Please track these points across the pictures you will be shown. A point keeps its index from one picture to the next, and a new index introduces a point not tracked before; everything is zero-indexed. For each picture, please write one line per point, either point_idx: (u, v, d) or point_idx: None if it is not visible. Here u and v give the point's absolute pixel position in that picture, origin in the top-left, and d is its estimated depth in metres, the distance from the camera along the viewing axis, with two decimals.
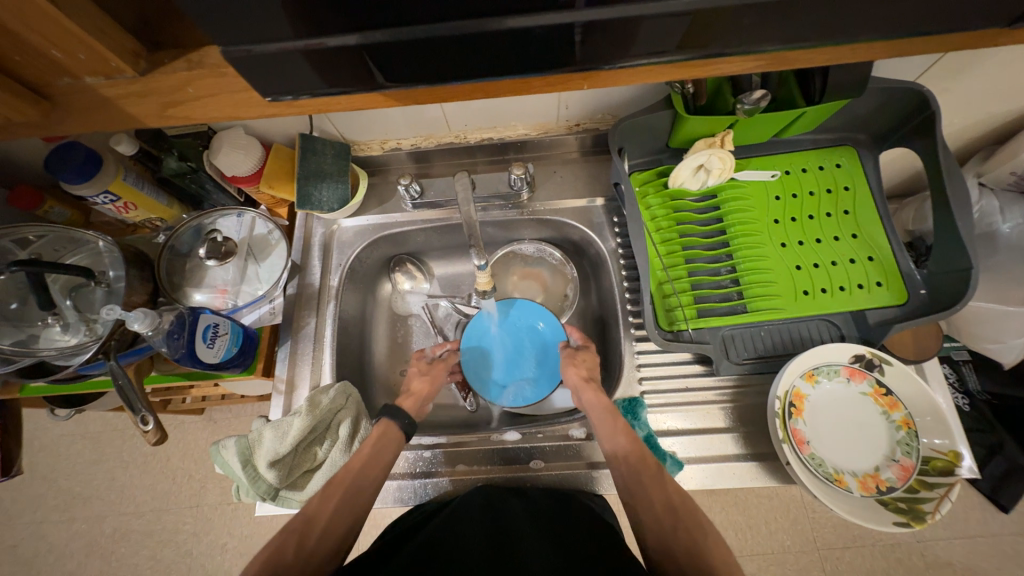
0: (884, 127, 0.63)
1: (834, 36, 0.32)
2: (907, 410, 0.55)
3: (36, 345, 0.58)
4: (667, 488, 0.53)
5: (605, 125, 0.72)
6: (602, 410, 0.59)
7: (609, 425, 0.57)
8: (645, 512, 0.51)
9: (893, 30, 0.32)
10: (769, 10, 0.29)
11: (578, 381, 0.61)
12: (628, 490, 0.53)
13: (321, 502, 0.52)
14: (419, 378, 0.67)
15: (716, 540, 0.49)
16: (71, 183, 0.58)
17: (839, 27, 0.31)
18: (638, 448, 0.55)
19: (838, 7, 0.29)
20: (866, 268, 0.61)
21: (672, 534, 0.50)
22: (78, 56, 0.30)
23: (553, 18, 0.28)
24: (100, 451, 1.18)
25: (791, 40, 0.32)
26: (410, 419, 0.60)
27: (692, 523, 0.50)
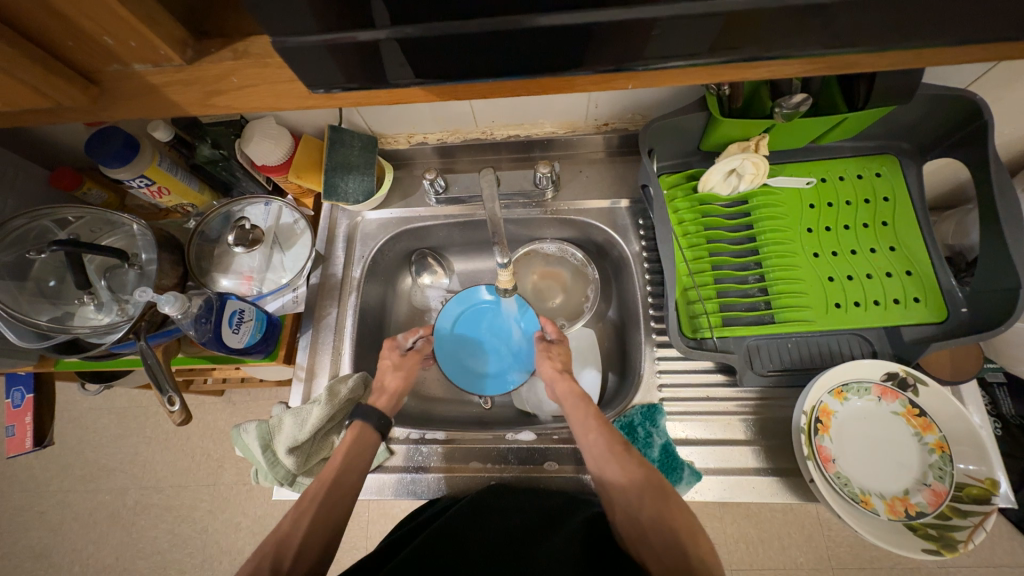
0: (930, 136, 0.61)
1: (893, 41, 0.30)
2: (942, 433, 0.53)
3: (71, 322, 0.60)
4: (633, 466, 0.53)
5: (634, 125, 0.71)
6: (574, 398, 0.60)
7: (580, 414, 0.58)
8: (621, 498, 0.52)
9: (957, 37, 0.30)
10: (829, 12, 0.28)
11: (552, 373, 0.63)
12: (599, 471, 0.54)
13: (293, 523, 0.50)
14: (393, 374, 0.65)
15: (687, 521, 0.49)
16: (110, 167, 0.60)
17: (899, 31, 0.29)
18: (607, 436, 0.55)
19: (899, 10, 0.28)
20: (904, 283, 0.59)
21: (640, 506, 0.50)
22: (129, 44, 0.30)
23: (602, 17, 0.28)
24: (125, 426, 1.22)
25: (845, 45, 0.30)
26: (381, 418, 0.59)
27: (665, 503, 0.50)
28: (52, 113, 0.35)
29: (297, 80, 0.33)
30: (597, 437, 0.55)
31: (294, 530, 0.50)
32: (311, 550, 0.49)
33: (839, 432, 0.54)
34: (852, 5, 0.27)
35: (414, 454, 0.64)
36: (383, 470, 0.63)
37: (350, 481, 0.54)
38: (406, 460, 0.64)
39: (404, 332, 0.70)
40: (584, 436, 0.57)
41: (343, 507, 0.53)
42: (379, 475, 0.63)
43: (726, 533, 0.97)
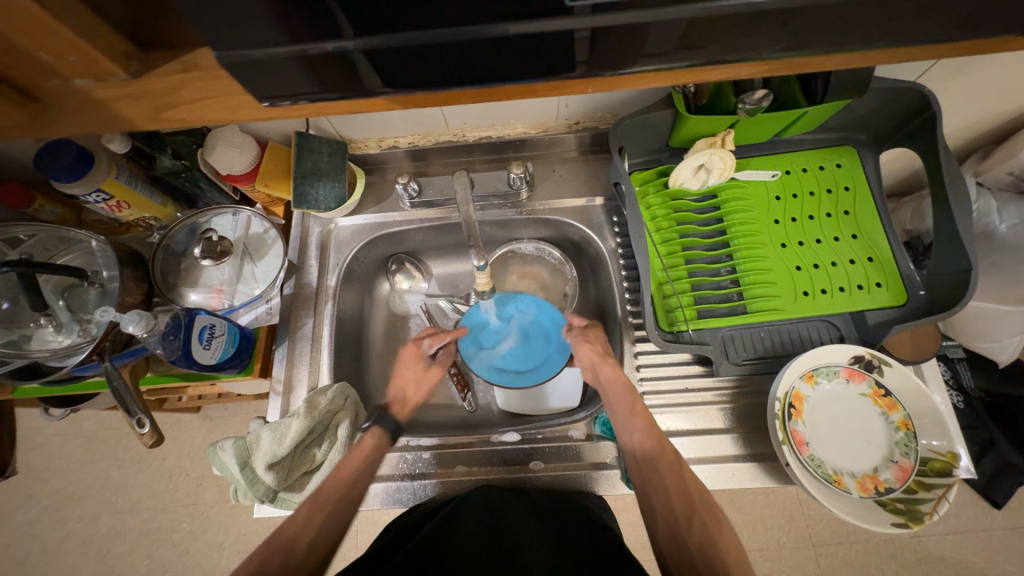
0: (885, 127, 0.63)
1: (845, 43, 0.31)
2: (906, 411, 0.56)
3: (28, 346, 0.57)
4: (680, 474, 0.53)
5: (605, 123, 0.72)
6: (620, 388, 0.60)
7: (625, 405, 0.58)
8: (662, 501, 0.51)
9: (898, 38, 0.31)
10: (777, 17, 0.29)
11: (594, 358, 0.62)
12: (641, 469, 0.54)
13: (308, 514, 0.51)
14: (415, 387, 0.66)
15: (732, 545, 0.48)
16: (63, 182, 0.57)
17: (852, 33, 0.30)
18: (652, 434, 0.56)
19: (849, 13, 0.29)
20: (866, 269, 0.61)
21: (687, 522, 0.49)
22: (68, 58, 0.29)
23: (560, 24, 0.28)
24: (95, 451, 1.17)
25: (800, 48, 0.31)
26: (396, 426, 0.61)
27: (705, 511, 0.50)
28: None
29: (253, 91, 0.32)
30: (643, 433, 0.55)
31: (304, 526, 0.50)
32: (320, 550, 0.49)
33: (855, 420, 0.57)
34: (799, 8, 0.28)
35: (398, 462, 0.63)
36: None
37: (358, 490, 0.54)
38: (392, 469, 0.63)
39: (430, 338, 0.68)
40: (629, 429, 0.56)
41: (346, 516, 0.52)
42: None
43: None
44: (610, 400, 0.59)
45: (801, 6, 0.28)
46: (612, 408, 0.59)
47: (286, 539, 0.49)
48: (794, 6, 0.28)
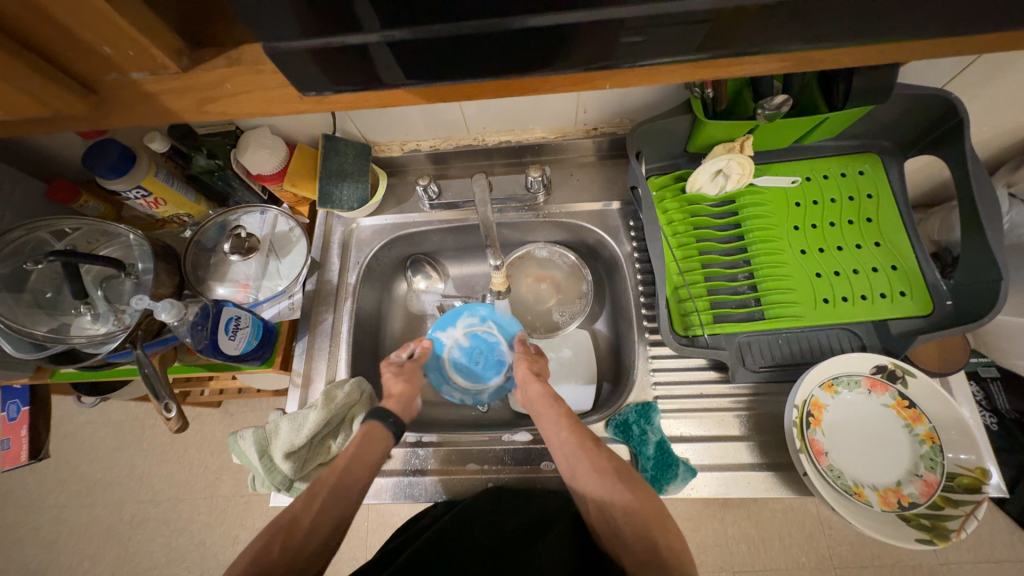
0: (910, 134, 0.62)
1: (873, 34, 0.31)
2: (931, 424, 0.54)
3: (68, 333, 0.60)
4: (603, 459, 0.54)
5: (623, 129, 0.73)
6: (546, 398, 0.61)
7: (550, 415, 0.58)
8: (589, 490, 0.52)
9: (920, 31, 0.31)
10: (797, 9, 0.29)
11: (526, 375, 0.63)
12: (570, 467, 0.54)
13: (305, 503, 0.49)
14: (396, 380, 0.64)
15: (658, 517, 0.49)
16: (106, 178, 0.61)
17: (878, 25, 0.30)
18: (577, 435, 0.56)
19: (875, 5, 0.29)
20: (890, 277, 0.60)
21: (613, 502, 0.50)
22: (127, 53, 0.31)
23: (581, 16, 0.28)
24: (122, 440, 1.22)
25: (823, 41, 0.31)
26: (394, 418, 0.58)
27: (633, 492, 0.50)
28: (48, 121, 0.35)
29: (290, 85, 0.34)
30: (569, 435, 0.56)
31: (305, 508, 0.48)
32: (321, 531, 0.48)
33: (834, 445, 0.54)
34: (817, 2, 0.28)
35: (410, 457, 0.64)
36: (382, 474, 0.63)
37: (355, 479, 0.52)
38: (405, 464, 0.64)
39: (397, 350, 0.70)
40: (555, 434, 0.57)
41: (349, 499, 0.51)
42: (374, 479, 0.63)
43: (727, 534, 0.97)
44: (538, 413, 0.60)
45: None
46: (539, 420, 0.60)
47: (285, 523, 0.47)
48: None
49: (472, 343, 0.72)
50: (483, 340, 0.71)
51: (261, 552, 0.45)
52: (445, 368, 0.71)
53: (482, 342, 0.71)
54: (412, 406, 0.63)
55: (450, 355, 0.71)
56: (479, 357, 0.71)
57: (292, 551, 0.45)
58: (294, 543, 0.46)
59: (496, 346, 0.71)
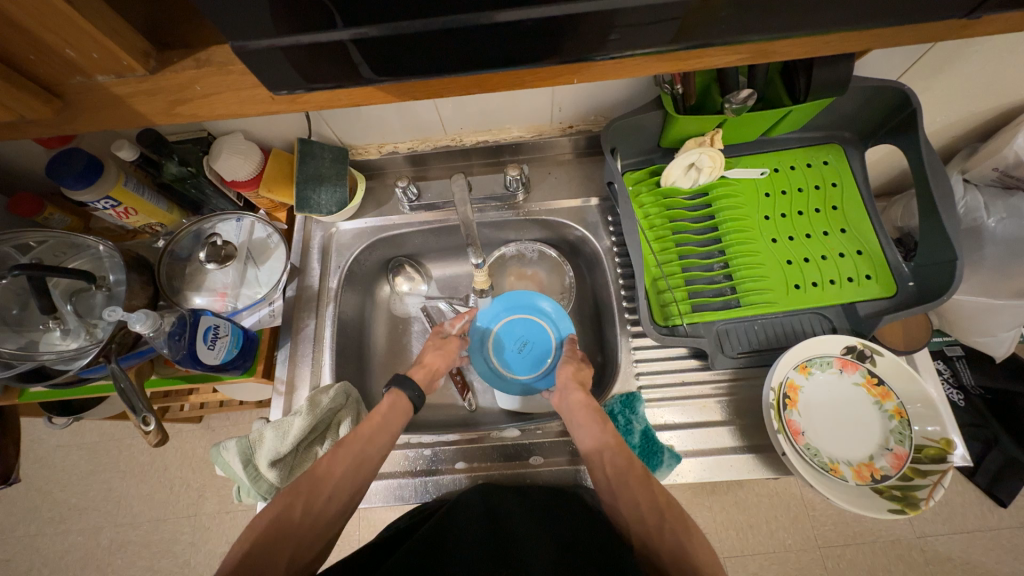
0: (869, 125, 0.65)
1: (828, 22, 0.32)
2: (899, 399, 0.56)
3: (37, 350, 0.59)
4: (651, 487, 0.51)
5: (598, 126, 0.74)
6: (588, 410, 0.59)
7: (595, 429, 0.56)
8: (633, 518, 0.50)
9: (865, 24, 0.33)
10: (752, 5, 0.30)
11: (569, 382, 0.62)
12: (611, 487, 0.53)
13: (330, 463, 0.52)
14: (434, 353, 0.68)
15: (709, 559, 0.46)
16: (72, 188, 0.59)
17: (831, 15, 0.31)
18: (625, 455, 0.54)
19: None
20: (856, 262, 0.63)
21: (659, 534, 0.48)
22: (91, 55, 0.30)
23: (546, 11, 0.29)
24: (97, 462, 1.17)
25: (778, 30, 0.33)
26: (418, 391, 0.62)
27: (679, 524, 0.49)
28: (9, 126, 0.34)
29: (259, 84, 0.33)
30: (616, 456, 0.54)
31: (329, 472, 0.52)
32: (341, 497, 0.51)
33: (833, 432, 0.56)
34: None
35: (400, 459, 0.64)
36: None
37: (375, 453, 0.55)
38: (395, 466, 0.63)
39: (451, 319, 0.74)
40: (598, 451, 0.55)
41: (368, 471, 0.54)
42: None
43: (716, 521, 0.99)
44: (579, 424, 0.58)
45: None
46: (580, 432, 0.58)
47: (309, 479, 0.51)
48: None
49: (522, 332, 0.74)
50: (533, 331, 0.74)
51: (283, 516, 0.48)
52: (487, 353, 0.74)
53: (530, 332, 0.74)
54: (434, 382, 0.68)
55: (493, 341, 0.74)
56: (524, 346, 0.73)
57: (313, 515, 0.49)
58: (317, 504, 0.50)
59: (544, 341, 0.73)
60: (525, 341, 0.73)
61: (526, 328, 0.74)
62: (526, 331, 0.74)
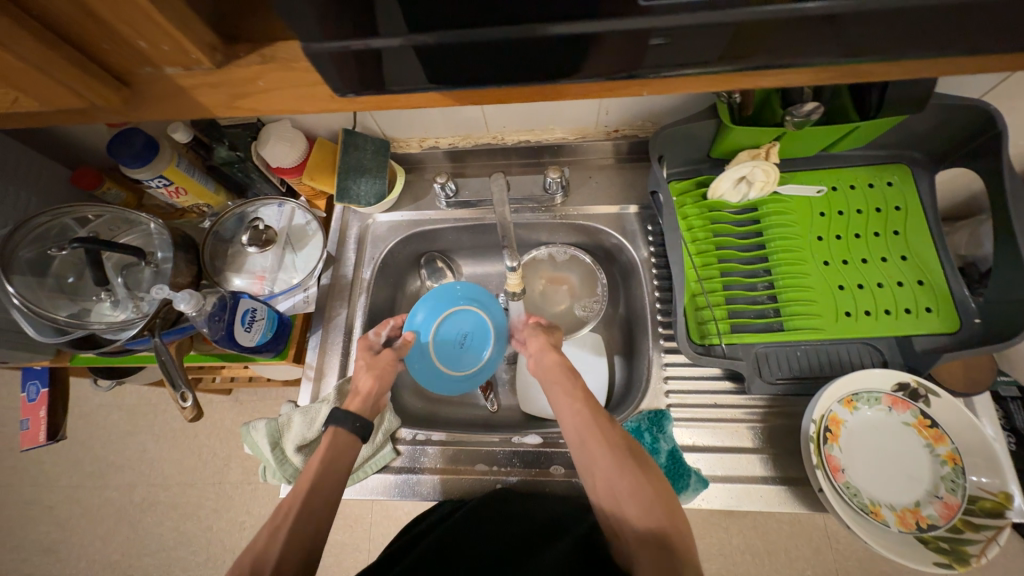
0: (945, 146, 0.60)
1: (927, 46, 0.29)
2: (954, 445, 0.52)
3: (87, 318, 0.62)
4: (616, 435, 0.52)
5: (645, 132, 0.72)
6: (562, 368, 0.60)
7: (567, 384, 0.57)
8: (596, 462, 0.50)
9: (973, 48, 0.29)
10: (849, 25, 0.27)
11: (542, 345, 0.63)
12: (578, 436, 0.53)
13: (270, 536, 0.47)
14: (366, 375, 0.60)
15: (665, 495, 0.48)
16: (131, 167, 0.62)
17: (932, 38, 0.28)
18: (591, 406, 0.55)
19: (934, 14, 0.27)
20: (915, 292, 0.58)
21: (620, 476, 0.49)
22: (162, 48, 0.31)
23: (622, 24, 0.27)
24: (134, 424, 1.24)
25: (867, 54, 0.30)
26: (358, 422, 0.56)
27: (641, 466, 0.49)
28: (79, 113, 0.35)
29: (318, 84, 0.33)
30: (582, 406, 0.55)
31: (270, 545, 0.46)
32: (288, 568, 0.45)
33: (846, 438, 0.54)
34: (869, 18, 0.27)
35: (419, 455, 0.64)
36: (389, 471, 0.63)
37: (318, 503, 0.50)
38: (415, 462, 0.64)
39: (375, 327, 0.67)
40: (568, 404, 0.56)
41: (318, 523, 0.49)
42: (383, 475, 0.63)
43: (733, 544, 0.96)
44: (550, 381, 0.59)
45: (878, 9, 0.27)
46: (550, 388, 0.59)
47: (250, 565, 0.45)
48: (869, 9, 0.27)
49: (455, 327, 0.66)
50: (465, 321, 0.67)
51: None
52: (435, 365, 0.65)
53: (469, 323, 0.67)
54: (377, 404, 0.60)
55: (435, 348, 0.65)
56: (465, 340, 0.67)
57: None
58: None
59: (484, 329, 0.67)
60: (466, 335, 0.67)
61: (464, 320, 0.67)
62: (466, 323, 0.67)
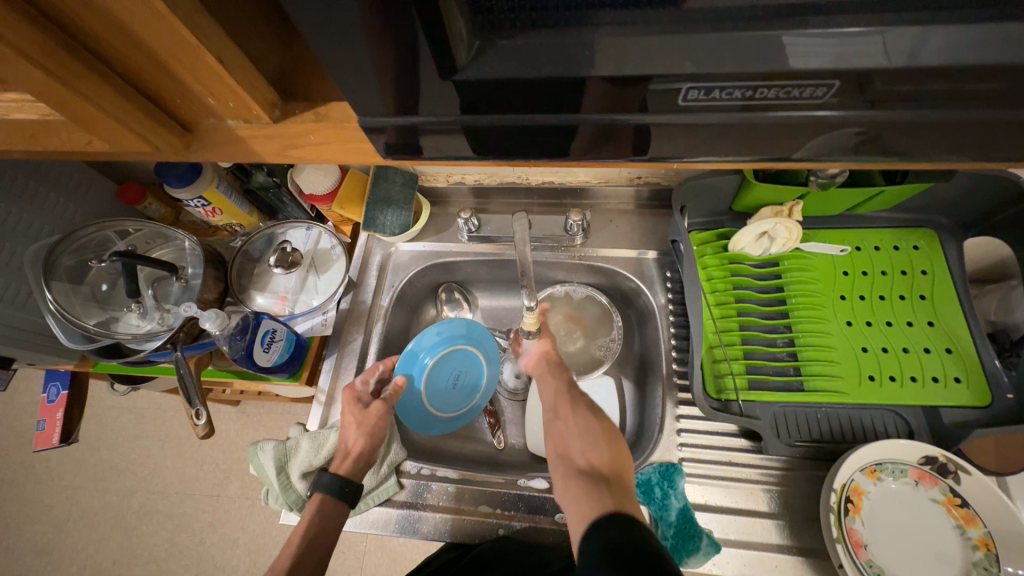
0: (973, 215, 0.60)
1: (959, 152, 0.29)
2: (987, 528, 0.49)
3: (115, 327, 0.64)
4: (580, 397, 0.61)
5: (667, 181, 0.73)
6: (551, 355, 0.69)
7: (553, 365, 0.67)
8: (561, 414, 0.60)
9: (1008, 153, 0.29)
10: (881, 128, 0.28)
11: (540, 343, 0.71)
12: (550, 400, 0.63)
13: None
14: (356, 434, 0.59)
15: (612, 438, 0.55)
16: (174, 187, 0.66)
17: (974, 147, 0.29)
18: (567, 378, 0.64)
19: (977, 128, 0.27)
20: (944, 361, 0.57)
21: (575, 422, 0.57)
22: (228, 103, 0.33)
23: (659, 115, 0.29)
24: (141, 428, 1.25)
25: (902, 155, 0.30)
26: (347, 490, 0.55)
27: (596, 415, 0.58)
28: (141, 154, 0.38)
29: (363, 140, 0.35)
30: (559, 380, 0.65)
31: None
32: None
33: (836, 464, 0.54)
34: (901, 123, 0.27)
35: (422, 491, 0.63)
36: (389, 504, 0.62)
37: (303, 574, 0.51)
38: (416, 497, 0.62)
39: (362, 375, 0.64)
40: (549, 380, 0.65)
41: None
42: (385, 509, 0.61)
43: None
44: (542, 369, 0.68)
45: (911, 119, 0.27)
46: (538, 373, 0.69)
47: None
48: (906, 118, 0.27)
49: (449, 369, 0.67)
50: (460, 361, 0.68)
51: None
52: (427, 409, 0.66)
53: (463, 362, 0.68)
54: (372, 459, 0.59)
55: (427, 392, 0.66)
56: (457, 380, 0.68)
57: None
58: None
59: (476, 369, 0.69)
60: (458, 374, 0.68)
61: (460, 358, 0.68)
62: (461, 362, 0.68)
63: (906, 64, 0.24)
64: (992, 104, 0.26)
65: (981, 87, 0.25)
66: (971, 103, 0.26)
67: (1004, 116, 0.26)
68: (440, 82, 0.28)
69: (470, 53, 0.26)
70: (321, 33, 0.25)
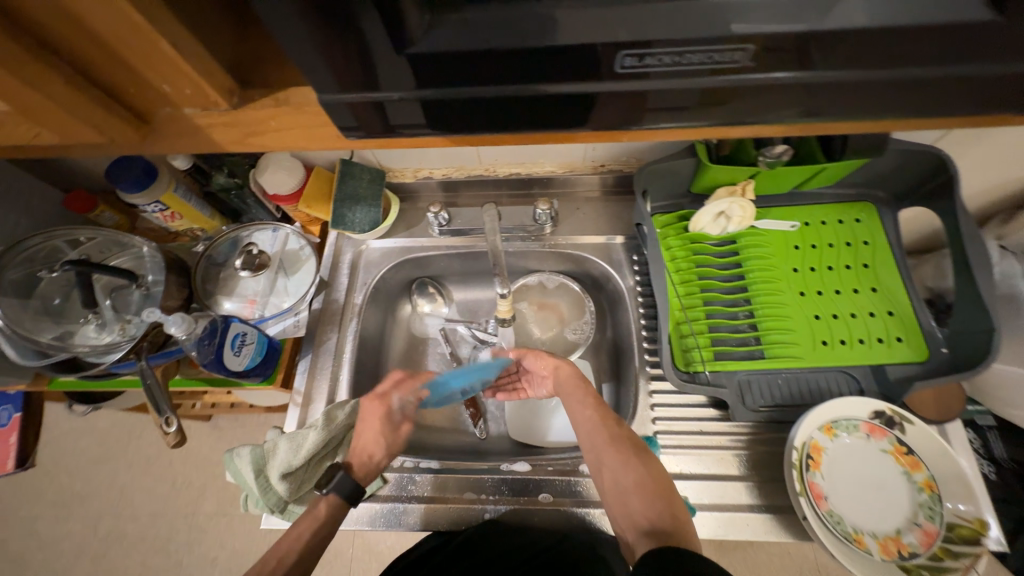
0: (904, 187, 0.65)
1: (876, 113, 0.32)
2: (930, 471, 0.54)
3: (72, 341, 0.61)
4: (620, 433, 0.56)
5: (629, 167, 0.75)
6: (574, 378, 0.62)
7: (579, 394, 0.60)
8: (606, 460, 0.54)
9: (919, 113, 0.32)
10: (807, 91, 0.31)
11: (550, 363, 0.65)
12: (587, 439, 0.57)
13: None
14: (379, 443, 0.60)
15: (667, 488, 0.51)
16: (127, 191, 0.63)
17: (885, 106, 0.32)
18: (601, 411, 0.58)
19: (886, 88, 0.30)
20: (886, 323, 0.61)
21: (625, 470, 0.52)
22: (183, 90, 0.33)
23: (608, 86, 0.30)
24: (105, 451, 1.19)
25: (824, 116, 0.33)
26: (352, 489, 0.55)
27: (643, 461, 0.53)
28: (92, 148, 0.37)
29: (325, 125, 0.35)
30: (593, 412, 0.58)
31: None
32: None
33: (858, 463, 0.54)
34: (823, 86, 0.30)
35: (406, 483, 0.63)
36: (371, 499, 0.62)
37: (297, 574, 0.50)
38: (399, 490, 0.63)
39: (400, 391, 0.63)
40: (580, 412, 0.59)
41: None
42: (369, 504, 0.61)
43: None
44: (567, 394, 0.61)
45: (832, 81, 0.30)
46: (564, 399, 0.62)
47: None
48: (826, 83, 0.30)
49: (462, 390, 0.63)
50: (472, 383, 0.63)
51: None
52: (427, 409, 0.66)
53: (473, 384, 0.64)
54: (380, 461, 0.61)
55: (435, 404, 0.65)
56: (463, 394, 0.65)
57: None
58: None
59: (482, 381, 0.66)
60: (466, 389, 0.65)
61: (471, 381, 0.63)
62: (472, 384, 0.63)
63: (820, 30, 0.27)
64: (897, 68, 0.29)
65: (888, 50, 0.28)
66: (878, 66, 0.29)
67: (908, 78, 0.29)
68: (396, 57, 0.28)
69: (423, 27, 0.27)
70: (273, 11, 0.25)
